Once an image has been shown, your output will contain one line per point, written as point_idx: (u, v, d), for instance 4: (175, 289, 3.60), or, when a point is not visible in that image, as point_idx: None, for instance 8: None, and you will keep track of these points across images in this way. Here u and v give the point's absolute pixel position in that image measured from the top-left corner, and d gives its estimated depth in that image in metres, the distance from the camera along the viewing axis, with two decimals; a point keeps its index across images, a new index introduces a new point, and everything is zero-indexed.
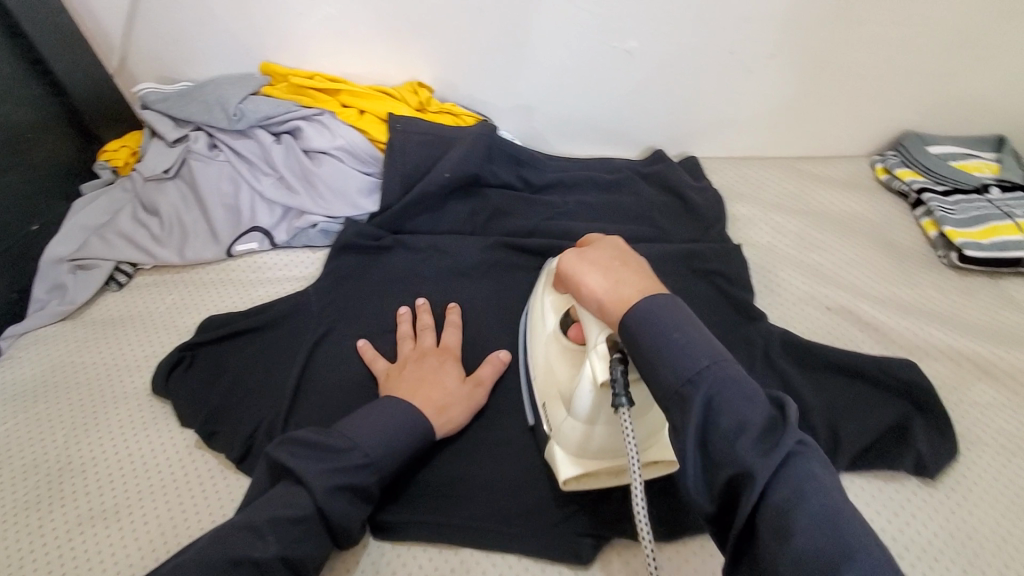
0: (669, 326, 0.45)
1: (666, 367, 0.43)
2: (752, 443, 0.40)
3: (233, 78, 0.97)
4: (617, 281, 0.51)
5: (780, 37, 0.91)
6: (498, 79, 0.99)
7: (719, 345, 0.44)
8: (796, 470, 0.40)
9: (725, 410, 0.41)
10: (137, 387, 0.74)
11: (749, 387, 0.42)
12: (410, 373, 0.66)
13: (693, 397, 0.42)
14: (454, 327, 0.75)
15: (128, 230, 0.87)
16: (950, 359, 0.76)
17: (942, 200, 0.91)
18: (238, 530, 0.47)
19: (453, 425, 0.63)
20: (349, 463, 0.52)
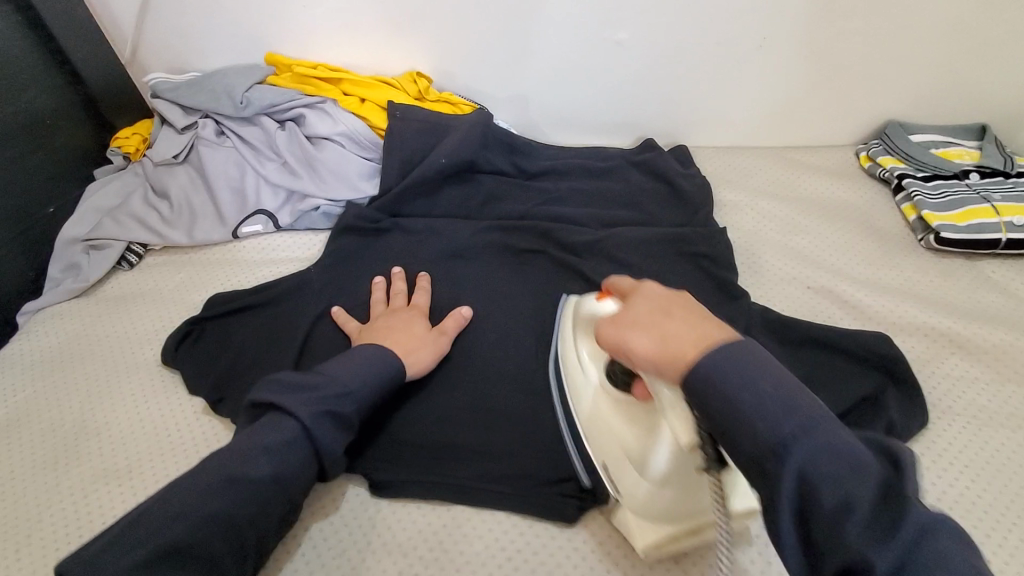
0: (754, 382, 0.41)
1: (757, 433, 0.40)
2: (864, 518, 0.37)
3: (240, 68, 1.01)
4: (668, 336, 0.47)
5: (765, 28, 0.95)
6: (494, 70, 1.02)
7: (812, 403, 0.41)
8: (928, 542, 0.37)
9: (829, 482, 0.38)
10: (148, 358, 0.78)
11: (856, 450, 0.39)
12: (378, 324, 0.73)
13: (789, 464, 0.38)
14: (423, 291, 0.81)
15: (140, 212, 0.91)
16: (924, 335, 0.79)
17: (922, 185, 0.95)
18: (231, 454, 0.51)
19: (419, 368, 0.69)
20: (330, 394, 0.57)
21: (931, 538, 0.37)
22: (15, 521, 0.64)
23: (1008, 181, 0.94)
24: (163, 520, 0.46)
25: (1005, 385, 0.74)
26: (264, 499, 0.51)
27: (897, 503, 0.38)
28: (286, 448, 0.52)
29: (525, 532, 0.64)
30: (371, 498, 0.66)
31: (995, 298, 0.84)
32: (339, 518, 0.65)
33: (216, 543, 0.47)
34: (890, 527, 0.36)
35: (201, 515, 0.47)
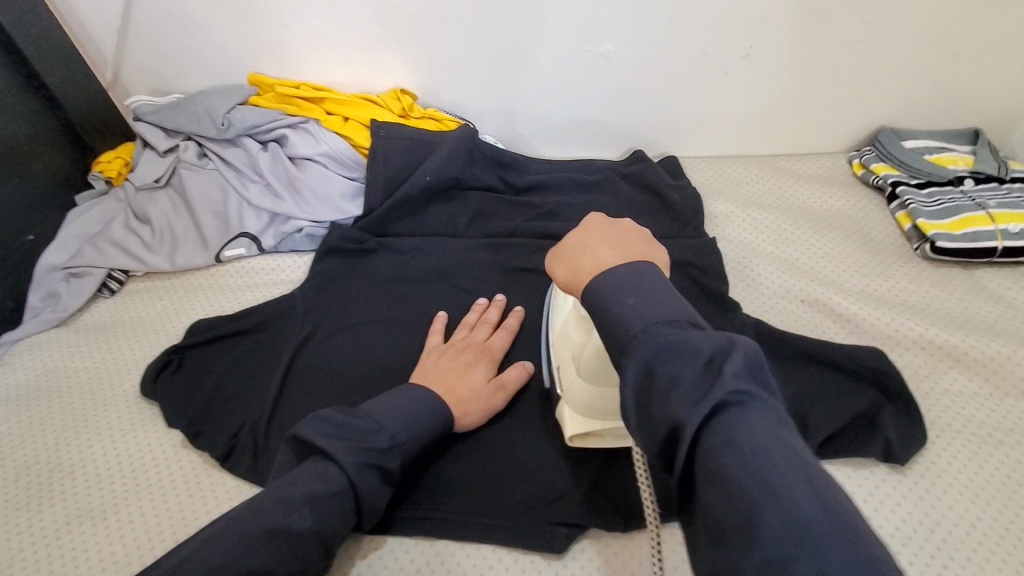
0: (614, 300, 0.43)
1: (611, 335, 0.42)
2: (682, 393, 0.36)
3: (222, 89, 1.00)
4: (570, 263, 0.49)
5: (752, 37, 0.93)
6: (479, 84, 1.01)
7: (671, 307, 0.41)
8: (738, 416, 0.35)
9: (661, 364, 0.37)
10: (127, 390, 0.76)
11: (696, 340, 0.38)
12: (442, 362, 0.69)
13: (632, 354, 0.39)
14: (505, 331, 0.75)
15: (120, 238, 0.89)
16: (921, 349, 0.77)
17: (916, 193, 0.93)
18: (276, 501, 0.47)
19: (464, 421, 0.65)
20: (378, 445, 0.54)
21: (741, 408, 0.35)
22: None
23: (1003, 187, 0.92)
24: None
25: (1006, 400, 0.72)
26: (304, 554, 0.47)
27: (713, 380, 0.36)
28: (332, 500, 0.49)
29: (512, 565, 0.62)
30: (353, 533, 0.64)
31: (993, 308, 0.82)
32: None
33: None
34: (699, 400, 0.35)
35: (238, 573, 0.42)
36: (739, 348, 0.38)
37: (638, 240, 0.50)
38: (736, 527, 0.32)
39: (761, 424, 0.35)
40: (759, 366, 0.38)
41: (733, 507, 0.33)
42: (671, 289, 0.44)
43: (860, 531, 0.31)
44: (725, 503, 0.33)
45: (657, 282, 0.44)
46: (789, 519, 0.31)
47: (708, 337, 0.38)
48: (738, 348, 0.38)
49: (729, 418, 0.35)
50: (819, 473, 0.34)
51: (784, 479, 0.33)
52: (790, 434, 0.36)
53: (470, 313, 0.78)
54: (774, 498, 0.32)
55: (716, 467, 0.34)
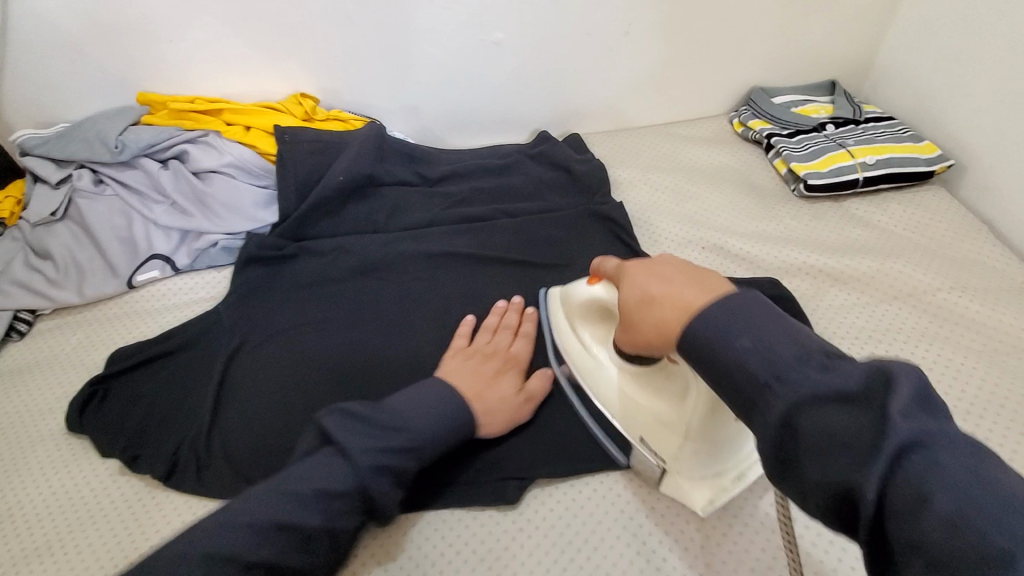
0: (732, 341, 0.43)
1: (740, 374, 0.42)
2: (846, 447, 0.37)
3: (112, 112, 0.96)
4: (656, 316, 0.50)
5: (628, 15, 1.01)
6: (381, 83, 1.03)
7: (795, 343, 0.42)
8: (925, 459, 0.35)
9: (816, 417, 0.38)
10: (51, 430, 0.73)
11: (850, 385, 0.38)
12: (470, 368, 0.70)
13: (772, 409, 0.40)
14: (524, 338, 0.76)
15: (21, 277, 0.85)
16: (809, 275, 0.87)
17: (788, 141, 1.04)
18: (289, 495, 0.51)
19: (490, 429, 0.66)
20: (398, 444, 0.56)
21: (924, 452, 0.35)
22: None
23: (859, 128, 1.05)
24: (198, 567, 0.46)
25: (878, 305, 0.83)
26: (310, 548, 0.51)
27: (876, 423, 0.36)
28: (342, 498, 0.52)
29: (472, 523, 0.64)
30: None
31: (862, 232, 0.93)
32: None
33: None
34: (868, 453, 0.36)
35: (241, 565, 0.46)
36: (896, 377, 0.38)
37: (710, 273, 0.51)
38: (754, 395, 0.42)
39: (952, 460, 0.34)
40: (920, 390, 0.38)
41: (943, 560, 0.32)
42: (786, 319, 0.45)
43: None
44: (933, 557, 0.32)
45: (767, 312, 0.44)
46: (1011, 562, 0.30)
47: (852, 374, 0.39)
48: (859, 371, 0.39)
49: (917, 462, 0.35)
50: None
51: (987, 509, 0.32)
52: (994, 471, 0.34)
53: (490, 317, 0.79)
54: (988, 547, 0.31)
55: (920, 517, 0.33)
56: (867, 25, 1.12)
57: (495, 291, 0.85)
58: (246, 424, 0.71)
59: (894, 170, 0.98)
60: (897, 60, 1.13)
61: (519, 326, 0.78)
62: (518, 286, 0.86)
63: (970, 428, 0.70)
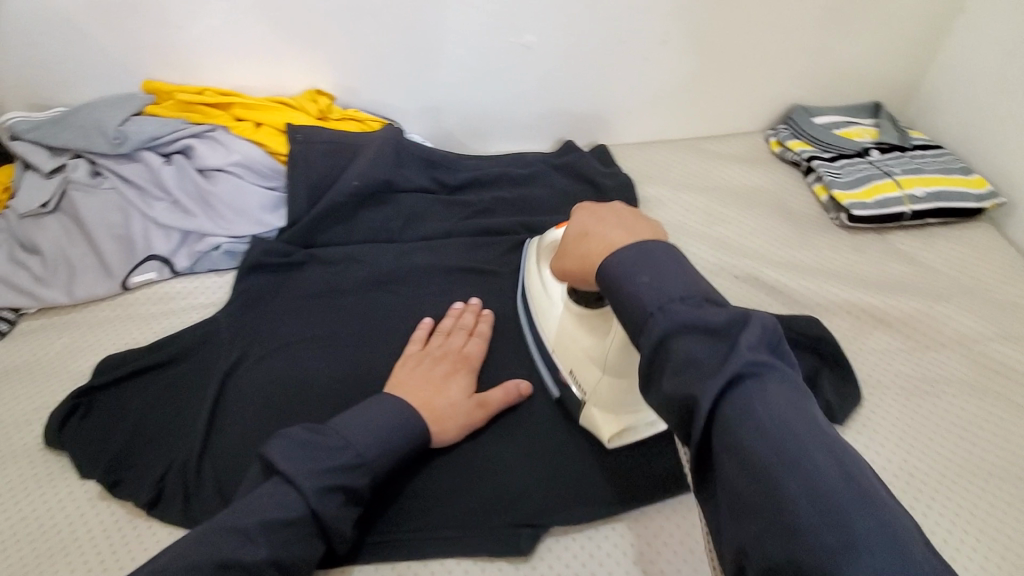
0: (624, 283, 0.45)
1: (626, 304, 0.44)
2: (700, 368, 0.39)
3: (113, 99, 0.90)
4: (582, 253, 0.51)
5: (667, 23, 0.95)
6: (401, 82, 0.97)
7: (691, 281, 0.43)
8: (756, 386, 0.38)
9: (681, 342, 0.40)
10: (29, 443, 0.67)
11: (719, 320, 0.40)
12: (420, 372, 0.67)
13: (650, 333, 0.42)
14: (478, 340, 0.73)
15: (6, 273, 0.79)
16: (849, 313, 0.81)
17: (829, 165, 0.98)
18: (231, 530, 0.47)
19: (439, 437, 0.63)
20: (343, 465, 0.53)
21: (758, 379, 0.38)
22: None
23: (905, 155, 0.99)
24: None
25: (925, 352, 0.77)
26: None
27: (727, 354, 0.39)
28: (290, 529, 0.49)
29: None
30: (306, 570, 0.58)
31: (906, 269, 0.87)
32: None
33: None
34: (713, 374, 0.38)
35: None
36: (754, 322, 0.40)
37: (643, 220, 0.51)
38: (639, 324, 0.43)
39: (780, 393, 0.37)
40: (774, 340, 0.41)
41: (752, 476, 0.35)
42: (690, 265, 0.45)
43: (869, 493, 0.33)
44: (743, 476, 0.35)
45: (672, 259, 0.45)
46: (812, 490, 0.33)
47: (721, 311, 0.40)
48: (735, 311, 0.40)
49: (747, 388, 0.37)
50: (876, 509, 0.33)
51: (807, 448, 0.35)
52: (816, 415, 0.37)
53: (446, 319, 0.75)
54: (793, 469, 0.34)
55: (737, 438, 0.36)
56: (917, 47, 1.06)
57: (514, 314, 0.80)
58: (239, 451, 0.65)
59: (941, 205, 0.92)
60: (946, 85, 1.07)
61: (474, 328, 0.74)
62: None
63: None
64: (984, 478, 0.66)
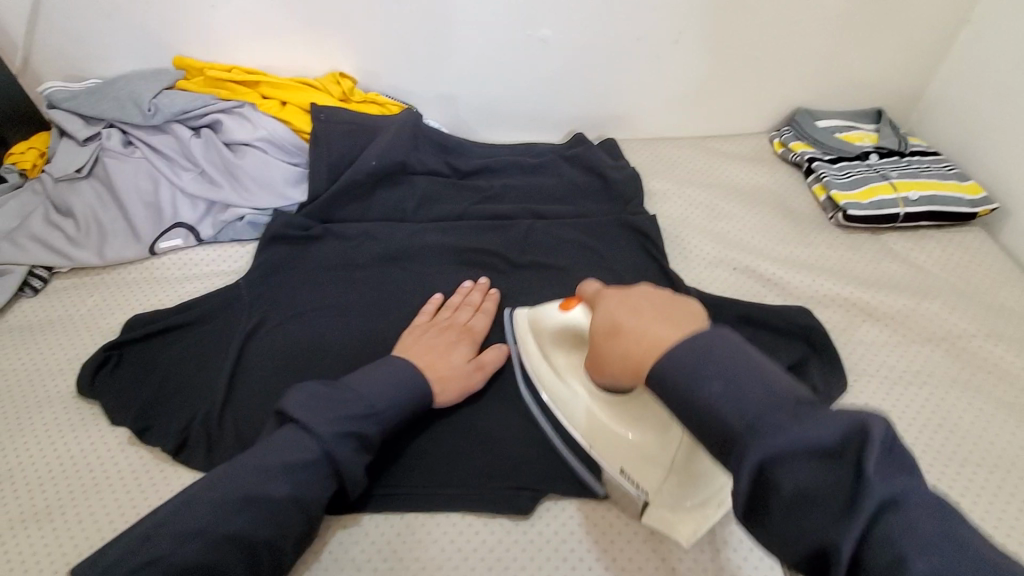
0: (700, 386, 0.43)
1: (710, 417, 0.42)
2: (827, 502, 0.36)
3: (146, 73, 0.94)
4: (623, 350, 0.51)
5: (680, 23, 0.99)
6: (420, 69, 1.01)
7: (772, 386, 0.42)
8: (897, 518, 0.35)
9: (792, 473, 0.37)
10: (61, 391, 0.72)
11: (831, 439, 0.37)
12: (426, 339, 0.71)
13: (747, 460, 0.39)
14: (481, 315, 0.78)
15: (42, 233, 0.84)
16: (839, 307, 0.85)
17: (829, 167, 1.01)
18: (257, 470, 0.51)
19: (443, 396, 0.67)
20: (352, 413, 0.57)
21: (896, 511, 0.35)
22: None
23: (903, 160, 1.02)
24: (176, 540, 0.45)
25: (910, 346, 0.81)
26: (284, 520, 0.50)
27: (852, 475, 0.36)
28: (308, 469, 0.52)
29: (481, 530, 0.63)
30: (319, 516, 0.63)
31: (898, 268, 0.91)
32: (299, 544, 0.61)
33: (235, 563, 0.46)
34: (848, 510, 0.35)
35: (217, 534, 0.46)
36: (872, 429, 0.37)
37: (684, 313, 0.52)
38: (724, 436, 0.41)
39: (924, 521, 0.34)
40: (892, 444, 0.38)
41: None
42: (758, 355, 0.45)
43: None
44: None
45: (734, 346, 0.45)
46: None
47: (831, 425, 0.38)
48: (838, 424, 0.38)
49: (891, 522, 0.35)
50: None
51: (965, 573, 0.32)
52: (969, 533, 0.35)
53: (453, 296, 0.80)
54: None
55: (885, 573, 0.33)
56: (921, 56, 1.10)
57: (520, 292, 0.84)
58: (258, 406, 0.69)
59: (936, 209, 0.95)
60: (948, 95, 1.10)
61: (477, 305, 0.80)
62: (543, 289, 0.85)
63: (997, 482, 0.68)
64: (958, 463, 0.70)
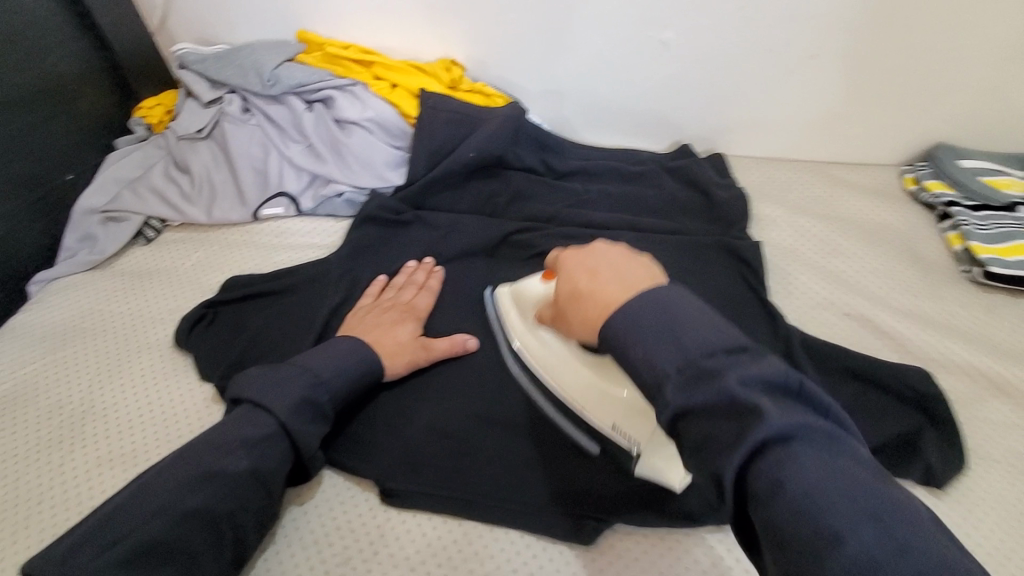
0: (625, 343, 0.42)
1: (639, 376, 0.41)
2: (717, 440, 0.36)
3: (269, 44, 0.98)
4: (582, 315, 0.49)
5: (817, 39, 0.91)
6: (530, 63, 0.99)
7: (701, 335, 0.40)
8: (787, 453, 0.35)
9: (699, 416, 0.37)
10: (160, 338, 0.76)
11: (736, 392, 0.36)
12: (370, 318, 0.72)
13: (663, 404, 0.39)
14: (426, 293, 0.78)
15: (160, 187, 0.89)
16: (964, 374, 0.75)
17: (970, 215, 0.91)
18: (209, 446, 0.52)
19: (389, 372, 0.68)
20: (309, 388, 0.58)
21: (786, 444, 0.35)
22: (14, 501, 0.62)
23: None
24: (135, 520, 0.46)
25: None
26: (242, 492, 0.51)
27: (754, 419, 0.35)
28: (266, 443, 0.54)
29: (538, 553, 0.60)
30: (381, 505, 0.63)
31: None
32: (347, 524, 0.62)
33: (200, 537, 0.47)
34: (733, 446, 0.35)
35: (179, 511, 0.47)
36: (765, 375, 0.37)
37: (633, 265, 0.50)
38: (648, 381, 0.40)
39: (811, 459, 0.35)
40: (789, 384, 0.38)
41: (802, 539, 0.32)
42: (705, 312, 0.43)
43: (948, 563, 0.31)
44: (792, 526, 0.33)
45: (689, 306, 0.43)
46: (859, 557, 0.31)
47: (734, 376, 0.37)
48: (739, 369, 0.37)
49: (777, 458, 0.35)
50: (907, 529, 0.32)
51: (841, 510, 0.33)
52: (861, 472, 0.35)
53: (398, 276, 0.80)
54: (831, 535, 0.32)
55: (770, 507, 0.34)
56: None
57: None
58: None
59: None
60: None
61: (423, 283, 0.80)
62: None
63: None
64: None
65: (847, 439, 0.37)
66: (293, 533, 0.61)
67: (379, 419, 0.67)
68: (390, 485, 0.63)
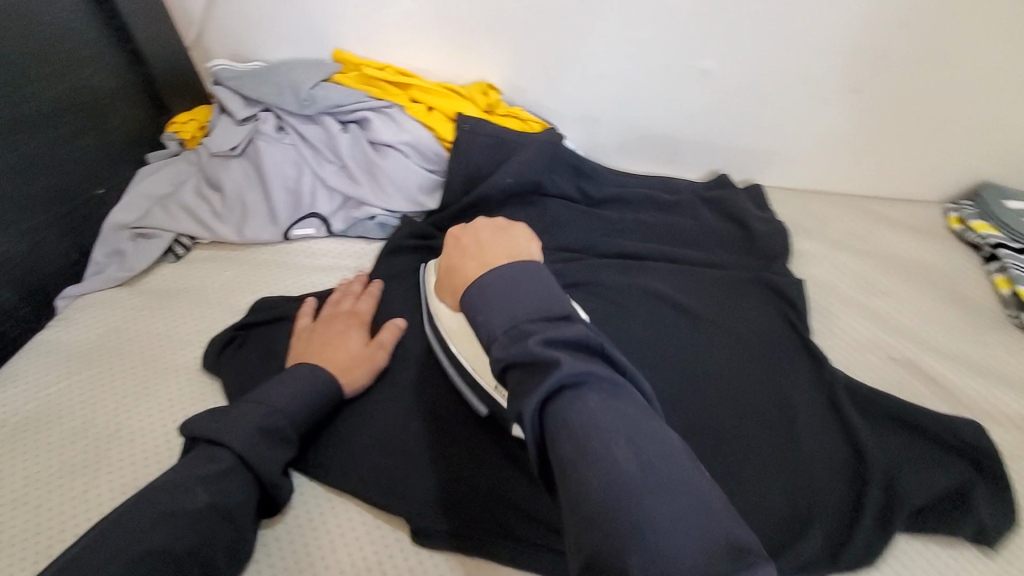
0: (478, 314, 0.48)
1: (480, 333, 0.48)
2: (531, 377, 0.40)
3: (306, 62, 0.97)
4: (453, 286, 0.60)
5: (860, 73, 0.89)
6: (566, 88, 0.98)
7: (532, 305, 0.46)
8: (575, 396, 0.39)
9: (520, 369, 0.42)
10: (187, 360, 0.74)
11: (537, 349, 0.41)
12: (315, 338, 0.70)
13: (494, 359, 0.44)
14: (368, 296, 0.78)
15: (191, 204, 0.88)
16: (1019, 427, 0.72)
17: (1019, 258, 0.88)
18: (169, 486, 0.50)
19: (352, 384, 0.67)
20: (266, 420, 0.57)
21: (575, 391, 0.39)
22: (34, 528, 0.60)
23: None
24: (101, 558, 0.42)
25: None
26: (207, 528, 0.49)
27: (552, 367, 0.40)
28: (224, 477, 0.52)
29: None
30: (412, 547, 0.61)
31: None
32: (377, 564, 0.60)
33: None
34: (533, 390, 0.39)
35: (140, 550, 0.44)
36: (571, 332, 0.43)
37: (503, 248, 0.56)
38: (489, 338, 0.46)
39: (596, 404, 0.38)
40: (591, 347, 0.43)
41: (588, 469, 0.35)
42: (554, 288, 0.49)
43: (692, 487, 0.35)
44: (573, 449, 0.36)
45: (537, 280, 0.49)
46: (614, 482, 0.34)
47: (559, 333, 0.42)
48: (546, 331, 0.42)
49: (564, 399, 0.39)
50: (655, 439, 0.38)
51: (614, 436, 0.37)
52: (636, 415, 0.39)
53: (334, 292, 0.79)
54: (604, 464, 0.35)
55: (557, 441, 0.37)
56: None
57: (641, 341, 0.77)
58: (366, 417, 0.68)
59: None
60: None
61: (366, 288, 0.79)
62: (669, 337, 0.78)
63: None
64: None
65: (632, 391, 0.42)
66: (323, 572, 0.59)
67: (410, 453, 0.65)
68: (422, 525, 0.61)
